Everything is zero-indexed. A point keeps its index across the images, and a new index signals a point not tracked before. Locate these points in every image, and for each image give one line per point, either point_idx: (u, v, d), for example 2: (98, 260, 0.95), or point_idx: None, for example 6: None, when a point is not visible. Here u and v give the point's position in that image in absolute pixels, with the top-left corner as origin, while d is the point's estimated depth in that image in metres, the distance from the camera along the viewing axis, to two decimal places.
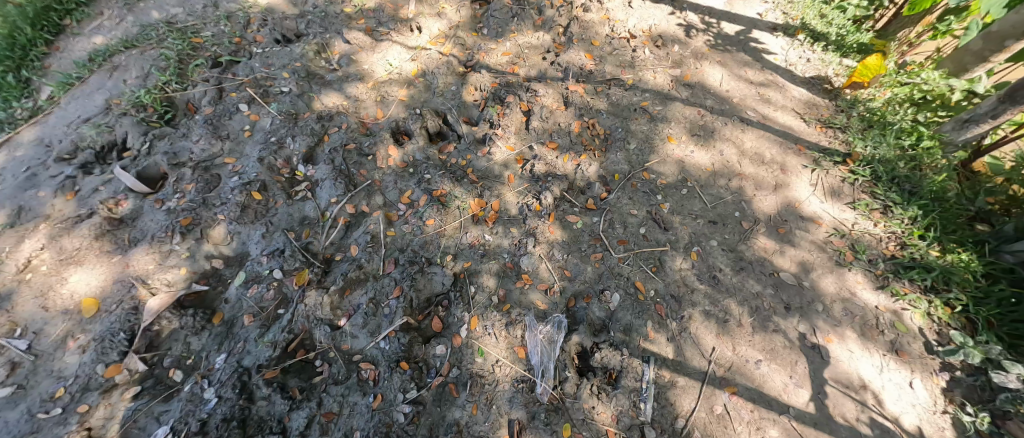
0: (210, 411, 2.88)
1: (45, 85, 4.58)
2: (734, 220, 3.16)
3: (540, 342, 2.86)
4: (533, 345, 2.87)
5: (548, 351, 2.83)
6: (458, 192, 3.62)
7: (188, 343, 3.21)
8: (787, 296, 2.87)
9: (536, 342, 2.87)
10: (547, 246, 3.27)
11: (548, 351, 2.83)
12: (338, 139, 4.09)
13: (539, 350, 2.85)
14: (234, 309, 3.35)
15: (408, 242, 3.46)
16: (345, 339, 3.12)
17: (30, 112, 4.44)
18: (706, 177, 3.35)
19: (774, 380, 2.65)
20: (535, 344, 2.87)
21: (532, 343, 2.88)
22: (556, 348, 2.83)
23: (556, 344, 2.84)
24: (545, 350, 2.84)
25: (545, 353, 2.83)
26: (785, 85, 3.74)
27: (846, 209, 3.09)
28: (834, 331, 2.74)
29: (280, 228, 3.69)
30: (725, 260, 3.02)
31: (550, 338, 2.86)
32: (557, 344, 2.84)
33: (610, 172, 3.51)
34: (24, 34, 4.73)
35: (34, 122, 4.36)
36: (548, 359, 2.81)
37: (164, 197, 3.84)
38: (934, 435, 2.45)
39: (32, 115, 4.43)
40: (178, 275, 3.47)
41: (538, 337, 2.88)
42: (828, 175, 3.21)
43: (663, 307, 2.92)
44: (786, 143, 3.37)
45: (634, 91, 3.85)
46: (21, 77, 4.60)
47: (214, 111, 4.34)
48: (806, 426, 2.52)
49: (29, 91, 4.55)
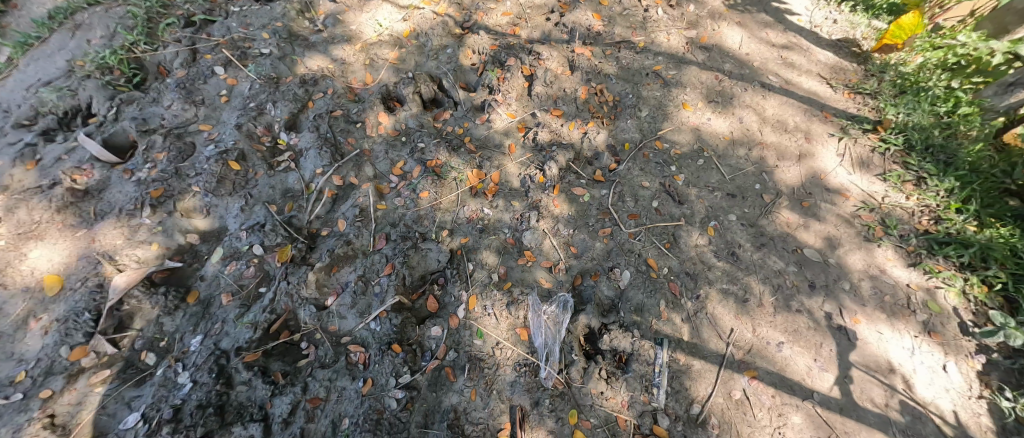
0: (184, 396, 2.64)
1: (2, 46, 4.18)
2: (755, 193, 2.91)
3: (543, 322, 2.65)
4: (536, 326, 2.65)
5: (552, 333, 2.61)
6: (455, 163, 3.33)
7: (160, 324, 2.94)
8: (811, 274, 2.65)
9: (539, 322, 2.66)
10: (552, 220, 3.02)
11: (552, 332, 2.61)
12: (324, 105, 3.75)
13: (542, 331, 2.63)
14: (211, 287, 3.07)
15: (401, 217, 3.19)
16: (332, 320, 2.88)
17: None
18: (724, 146, 3.10)
19: (798, 364, 2.43)
20: (537, 325, 2.65)
21: (534, 323, 2.66)
22: (561, 330, 2.61)
23: (560, 325, 2.63)
24: (548, 332, 2.62)
25: (548, 335, 2.61)
26: (810, 48, 3.46)
27: (876, 181, 2.86)
28: (862, 311, 2.53)
29: (260, 200, 3.39)
30: (745, 236, 2.79)
31: (554, 318, 2.65)
32: (562, 325, 2.62)
33: (619, 141, 3.24)
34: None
35: None
36: (552, 341, 2.59)
37: (134, 167, 3.52)
38: (970, 422, 2.26)
39: None
40: (150, 251, 3.17)
41: (540, 317, 2.67)
42: (856, 144, 2.97)
43: (677, 285, 2.70)
44: (811, 110, 3.13)
45: (646, 54, 3.54)
46: None
47: (187, 74, 3.98)
48: (831, 412, 2.32)
49: None
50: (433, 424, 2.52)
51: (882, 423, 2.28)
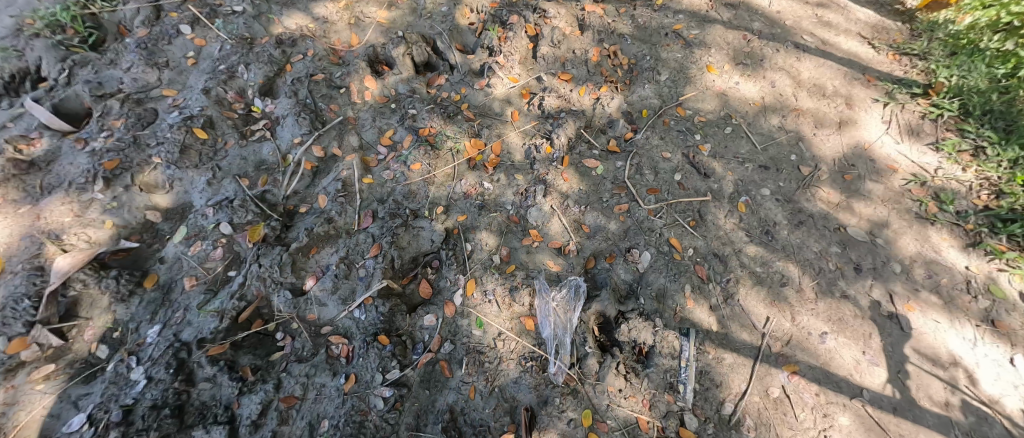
0: (137, 395, 2.28)
1: None
2: (790, 165, 2.58)
3: (553, 309, 2.32)
4: (545, 314, 2.33)
5: (563, 322, 2.29)
6: (450, 131, 2.95)
7: (113, 312, 2.57)
8: (857, 256, 2.32)
9: (547, 310, 2.33)
10: (560, 196, 2.66)
11: (563, 321, 2.29)
12: (303, 69, 3.33)
13: (550, 320, 2.31)
14: (172, 271, 2.70)
15: (389, 192, 2.82)
16: (310, 308, 2.53)
17: None
18: (754, 113, 2.76)
19: (844, 357, 2.11)
20: (544, 313, 2.33)
21: (542, 311, 2.34)
22: (573, 319, 2.28)
23: (573, 313, 2.30)
24: (559, 320, 2.30)
25: (559, 324, 2.29)
26: (847, 6, 3.11)
27: (927, 151, 2.53)
28: (916, 298, 2.21)
29: (231, 174, 3.01)
30: (780, 213, 2.45)
31: (565, 305, 2.32)
32: (574, 313, 2.29)
33: (636, 108, 2.89)
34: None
35: None
36: (563, 332, 2.27)
37: (88, 136, 3.10)
38: None
39: None
40: (102, 231, 2.77)
41: (549, 304, 2.34)
42: (904, 110, 2.64)
43: (704, 268, 2.36)
44: (851, 73, 2.79)
45: (665, 12, 3.19)
46: None
47: (149, 34, 3.54)
48: (884, 412, 2.01)
49: None
50: (425, 426, 2.20)
51: (943, 425, 1.97)
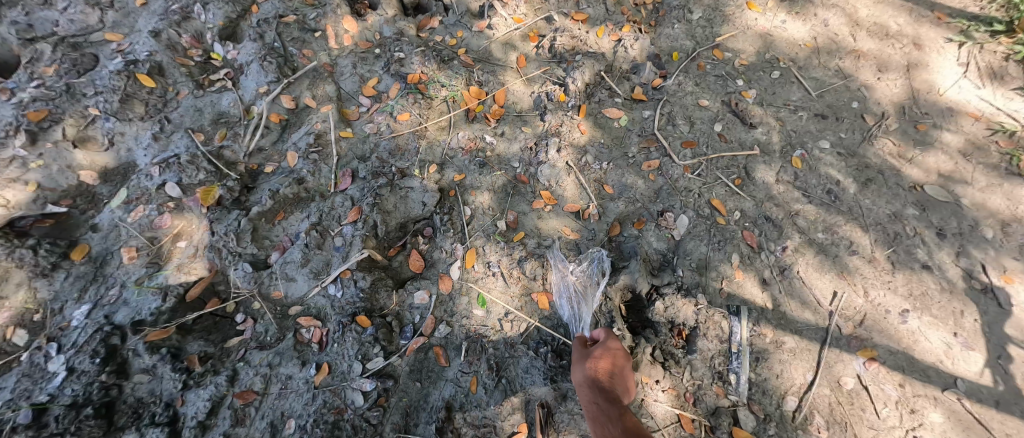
0: (55, 391, 1.83)
1: None
2: (852, 113, 2.16)
3: (572, 285, 1.92)
4: (562, 291, 1.93)
5: (585, 299, 1.89)
6: (444, 78, 2.50)
7: (33, 290, 2.09)
8: (938, 218, 1.90)
9: (565, 286, 1.93)
10: (576, 151, 2.22)
11: (586, 298, 1.89)
12: (270, 9, 2.83)
13: (570, 297, 1.92)
14: (107, 241, 2.23)
15: (373, 148, 2.36)
16: (275, 284, 2.09)
17: None
18: (805, 55, 2.34)
19: (930, 340, 1.69)
20: (561, 289, 1.93)
21: (558, 287, 1.94)
22: (598, 294, 1.88)
23: (596, 287, 1.90)
24: (580, 297, 1.91)
25: (581, 301, 1.90)
26: None
27: (1014, 97, 2.13)
28: (1013, 267, 1.79)
29: (182, 127, 2.53)
30: (843, 168, 2.03)
31: (586, 278, 1.93)
32: (597, 287, 1.90)
33: (665, 50, 2.46)
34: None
35: None
36: (586, 309, 1.88)
37: (14, 85, 2.60)
38: None
39: None
40: (24, 193, 2.28)
41: (566, 278, 1.94)
42: (983, 51, 2.23)
43: (754, 235, 1.94)
44: (917, 10, 2.37)
45: None
46: None
47: None
48: (983, 407, 1.60)
49: None
50: (416, 427, 1.80)
51: None
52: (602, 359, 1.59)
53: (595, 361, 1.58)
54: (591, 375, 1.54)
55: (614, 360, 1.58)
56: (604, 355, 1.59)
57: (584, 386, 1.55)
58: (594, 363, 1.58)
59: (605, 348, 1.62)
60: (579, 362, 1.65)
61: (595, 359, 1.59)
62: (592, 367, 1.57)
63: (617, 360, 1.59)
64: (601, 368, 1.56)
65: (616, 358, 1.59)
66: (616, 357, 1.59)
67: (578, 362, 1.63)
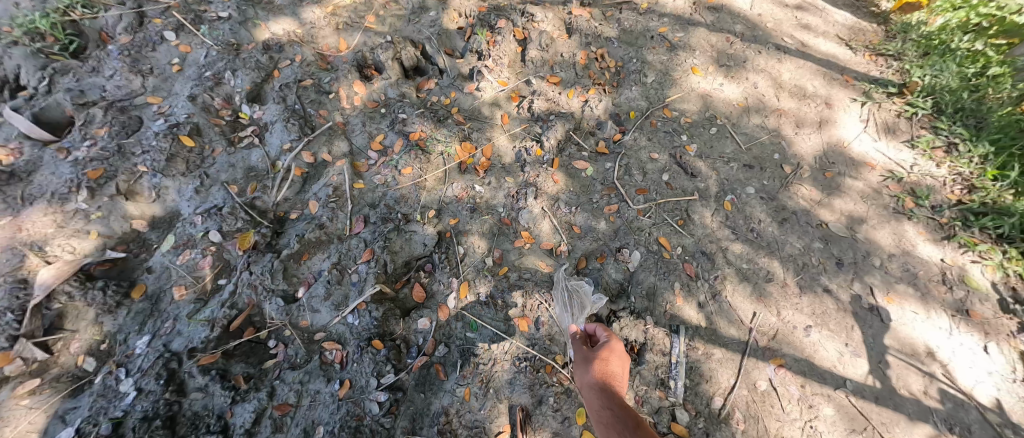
0: (127, 407, 2.27)
1: None
2: (774, 163, 2.64)
3: (569, 293, 2.34)
4: (561, 299, 2.36)
5: (578, 307, 2.29)
6: (441, 135, 2.98)
7: (100, 324, 2.52)
8: (838, 250, 2.37)
9: (563, 293, 2.37)
10: (550, 199, 2.69)
11: (578, 306, 2.29)
12: (291, 74, 3.33)
13: (565, 301, 2.34)
14: (160, 281, 2.66)
15: (381, 196, 2.82)
16: (303, 315, 2.51)
17: None
18: (737, 113, 2.84)
19: (827, 350, 2.14)
20: (558, 293, 2.38)
21: (556, 291, 2.39)
22: (588, 306, 2.27)
23: (590, 301, 2.30)
24: (574, 304, 2.31)
25: (574, 308, 2.31)
26: (824, 8, 3.20)
27: (903, 148, 2.60)
28: (894, 290, 2.25)
29: (219, 181, 2.98)
30: (764, 209, 2.50)
31: (585, 292, 2.33)
32: (592, 302, 2.29)
33: (624, 110, 2.98)
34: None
35: None
36: (577, 316, 2.27)
37: (70, 145, 3.05)
38: (1016, 408, 1.98)
39: None
40: (87, 241, 2.72)
41: (566, 289, 2.37)
42: (881, 109, 2.72)
43: (693, 266, 2.40)
44: (830, 74, 2.88)
45: (650, 16, 3.31)
46: None
47: (131, 41, 3.47)
48: (866, 402, 2.03)
49: None
50: (421, 430, 2.22)
51: (923, 412, 2.00)
52: (606, 362, 1.88)
53: (603, 359, 1.88)
54: (600, 376, 1.82)
55: (617, 363, 1.89)
56: (608, 358, 1.89)
57: (593, 384, 1.82)
58: (601, 361, 1.88)
59: (609, 349, 1.93)
60: (586, 364, 1.92)
61: (603, 362, 1.87)
62: (599, 367, 1.86)
63: (619, 359, 1.92)
64: (608, 369, 1.85)
65: (616, 360, 1.90)
66: (618, 359, 1.91)
67: (586, 363, 1.91)
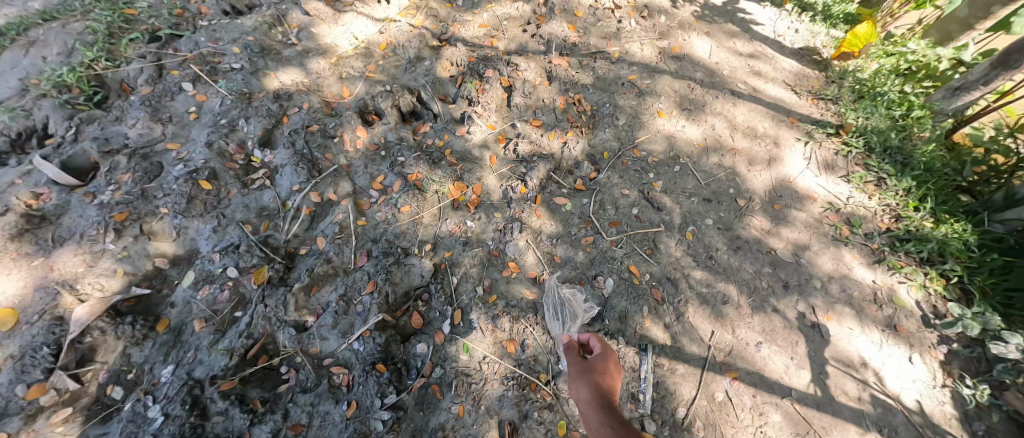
0: (156, 431, 2.52)
1: None
2: (729, 197, 3.00)
3: (564, 301, 2.61)
4: (555, 305, 2.63)
5: (570, 315, 2.56)
6: (436, 176, 3.32)
7: (128, 355, 2.78)
8: (784, 274, 2.70)
9: (557, 301, 2.64)
10: (534, 232, 3.03)
11: (571, 314, 2.55)
12: (299, 120, 3.67)
13: (558, 307, 2.63)
14: (182, 315, 2.93)
15: (382, 232, 3.13)
16: (313, 342, 2.79)
17: None
18: (698, 152, 3.21)
19: (775, 363, 2.46)
20: (552, 300, 2.66)
21: (551, 299, 2.67)
22: (581, 315, 2.55)
23: (583, 310, 2.58)
24: (567, 312, 2.58)
25: (568, 314, 2.58)
26: (774, 56, 3.62)
27: (841, 183, 2.98)
28: (833, 309, 2.58)
29: (234, 220, 3.28)
30: (721, 239, 2.84)
31: (577, 301, 2.61)
32: (584, 311, 2.57)
33: (599, 150, 3.33)
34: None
35: None
36: (571, 322, 2.55)
37: (95, 190, 3.34)
38: (935, 411, 2.31)
39: None
40: (114, 279, 2.99)
41: (561, 297, 2.64)
42: (821, 147, 3.12)
43: (659, 291, 2.70)
44: (777, 116, 3.28)
45: (621, 64, 3.72)
46: None
47: (152, 92, 3.82)
48: (808, 408, 2.34)
49: None
50: None
51: (857, 416, 2.32)
52: (603, 375, 1.93)
53: (602, 372, 1.93)
54: (597, 386, 1.86)
55: (612, 377, 1.94)
56: (605, 371, 1.95)
57: (589, 391, 1.84)
58: (601, 373, 1.92)
59: (607, 363, 1.99)
60: (583, 372, 1.95)
61: (600, 374, 1.92)
62: (597, 378, 1.90)
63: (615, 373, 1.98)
64: (605, 381, 1.89)
65: (612, 375, 1.95)
66: (613, 374, 1.96)
67: (584, 371, 1.95)
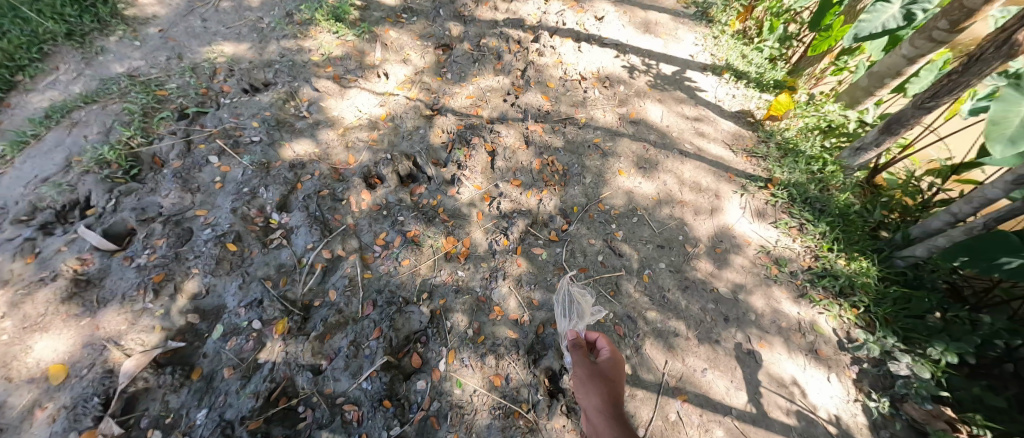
0: None
1: None
2: (679, 243, 3.56)
3: (573, 299, 3.06)
4: (565, 302, 3.08)
5: (577, 313, 2.97)
6: (431, 232, 3.86)
7: (166, 401, 3.20)
8: (725, 309, 3.23)
9: (567, 299, 3.09)
10: (515, 280, 3.57)
11: (578, 312, 2.97)
12: (312, 186, 4.24)
13: (570, 304, 3.06)
14: (212, 363, 3.36)
15: (385, 283, 3.64)
16: (328, 383, 3.23)
17: None
18: (653, 205, 3.79)
19: (718, 386, 2.95)
20: (564, 297, 3.09)
21: (561, 297, 3.11)
22: (586, 315, 2.93)
23: (590, 312, 2.97)
24: (574, 310, 3.01)
25: (576, 311, 3.01)
26: (715, 119, 4.32)
27: (769, 228, 3.60)
28: (764, 338, 3.11)
29: (256, 277, 3.75)
30: (671, 280, 3.37)
31: (586, 303, 3.02)
32: (592, 314, 2.95)
33: (570, 205, 3.90)
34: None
35: None
36: (577, 317, 2.95)
37: (133, 254, 3.78)
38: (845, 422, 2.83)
39: None
40: (153, 335, 3.44)
41: (570, 295, 3.09)
42: (754, 198, 3.74)
43: (622, 327, 3.15)
44: (718, 172, 3.91)
45: (587, 129, 4.36)
46: None
47: (183, 165, 4.38)
48: (746, 423, 2.83)
49: None
50: None
51: (785, 429, 2.81)
52: (610, 379, 2.27)
53: (610, 378, 2.27)
54: (605, 391, 2.19)
55: (616, 381, 2.29)
56: (612, 376, 2.29)
57: (598, 396, 2.18)
58: (609, 380, 2.26)
59: (614, 371, 2.32)
60: (592, 377, 2.29)
61: (607, 380, 2.26)
62: (605, 384, 2.24)
63: (619, 376, 2.33)
64: (612, 386, 2.23)
65: (617, 380, 2.30)
66: (617, 378, 2.30)
67: (592, 376, 2.29)
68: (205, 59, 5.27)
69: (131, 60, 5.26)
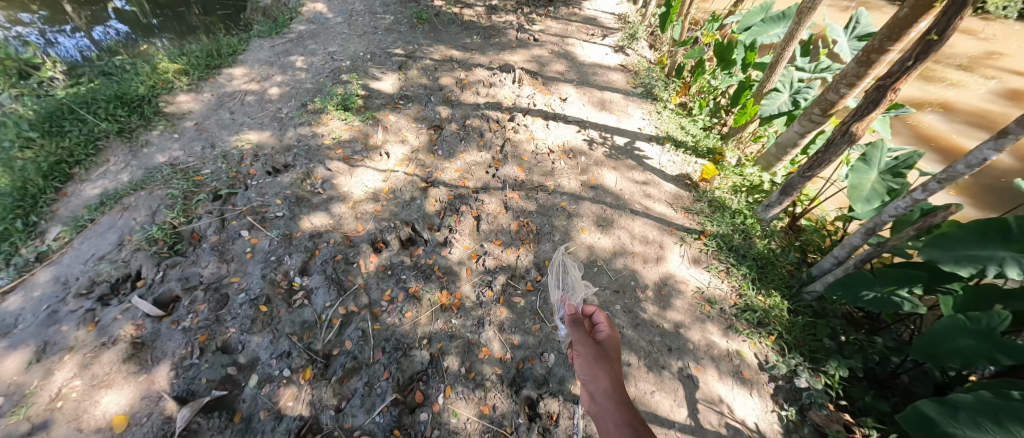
0: None
1: (53, 227, 5.10)
2: (631, 287, 4.36)
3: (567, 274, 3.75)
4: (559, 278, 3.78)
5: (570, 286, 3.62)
6: (428, 287, 4.67)
7: None
8: (669, 341, 3.99)
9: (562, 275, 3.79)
10: (498, 324, 4.39)
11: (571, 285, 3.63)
12: (328, 252, 5.06)
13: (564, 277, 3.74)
14: (250, 407, 4.02)
15: (392, 333, 4.39)
16: (347, 418, 3.91)
17: (38, 253, 4.87)
18: (609, 256, 4.62)
19: (664, 404, 3.65)
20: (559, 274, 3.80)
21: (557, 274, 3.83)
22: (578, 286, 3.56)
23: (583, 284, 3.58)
24: (567, 283, 3.69)
25: (569, 283, 3.67)
26: (660, 182, 5.28)
27: (703, 272, 4.45)
28: (701, 364, 3.86)
29: (284, 333, 4.46)
30: (625, 319, 4.12)
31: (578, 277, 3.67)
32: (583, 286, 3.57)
33: (542, 260, 4.78)
34: (37, 184, 5.36)
35: (49, 263, 4.82)
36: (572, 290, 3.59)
37: (179, 318, 4.48)
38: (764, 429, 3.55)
39: (40, 256, 4.87)
40: (199, 386, 4.09)
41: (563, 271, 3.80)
42: (691, 247, 4.63)
43: None
44: (662, 227, 4.82)
45: (555, 194, 5.27)
46: (30, 221, 5.11)
47: (219, 239, 5.16)
48: (686, 433, 3.52)
49: (36, 234, 5.04)
50: None
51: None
52: (611, 361, 2.62)
53: (612, 360, 2.61)
54: (609, 373, 2.55)
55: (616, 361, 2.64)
56: (613, 356, 2.65)
57: (603, 379, 2.52)
58: (612, 362, 2.60)
59: (614, 351, 2.67)
60: (597, 359, 2.62)
61: (609, 361, 2.61)
62: (608, 366, 2.58)
63: (618, 353, 2.69)
64: (613, 368, 2.58)
65: (616, 358, 2.65)
66: (616, 357, 2.66)
67: (597, 359, 2.63)
68: (234, 147, 6.20)
69: (172, 150, 6.11)
